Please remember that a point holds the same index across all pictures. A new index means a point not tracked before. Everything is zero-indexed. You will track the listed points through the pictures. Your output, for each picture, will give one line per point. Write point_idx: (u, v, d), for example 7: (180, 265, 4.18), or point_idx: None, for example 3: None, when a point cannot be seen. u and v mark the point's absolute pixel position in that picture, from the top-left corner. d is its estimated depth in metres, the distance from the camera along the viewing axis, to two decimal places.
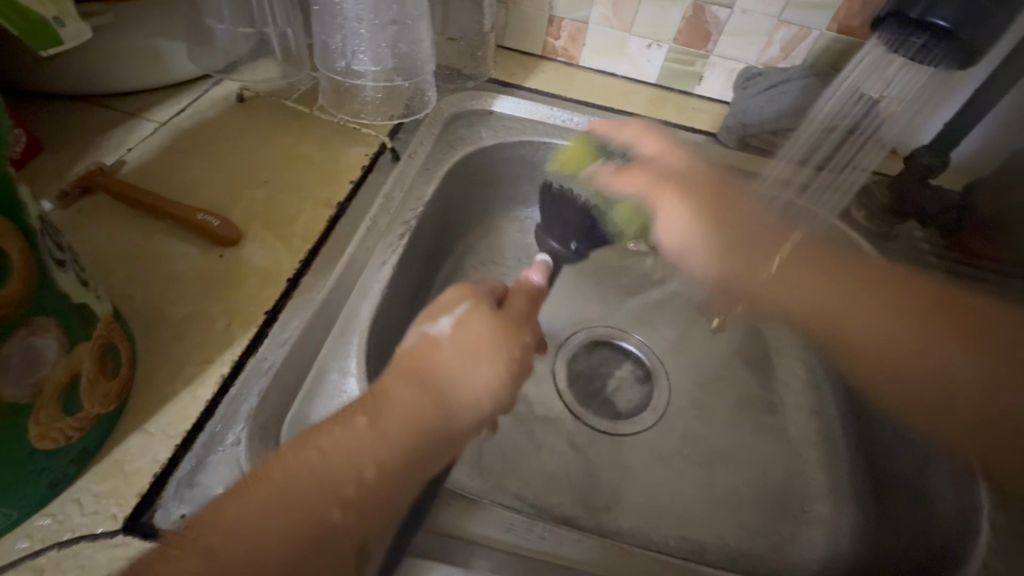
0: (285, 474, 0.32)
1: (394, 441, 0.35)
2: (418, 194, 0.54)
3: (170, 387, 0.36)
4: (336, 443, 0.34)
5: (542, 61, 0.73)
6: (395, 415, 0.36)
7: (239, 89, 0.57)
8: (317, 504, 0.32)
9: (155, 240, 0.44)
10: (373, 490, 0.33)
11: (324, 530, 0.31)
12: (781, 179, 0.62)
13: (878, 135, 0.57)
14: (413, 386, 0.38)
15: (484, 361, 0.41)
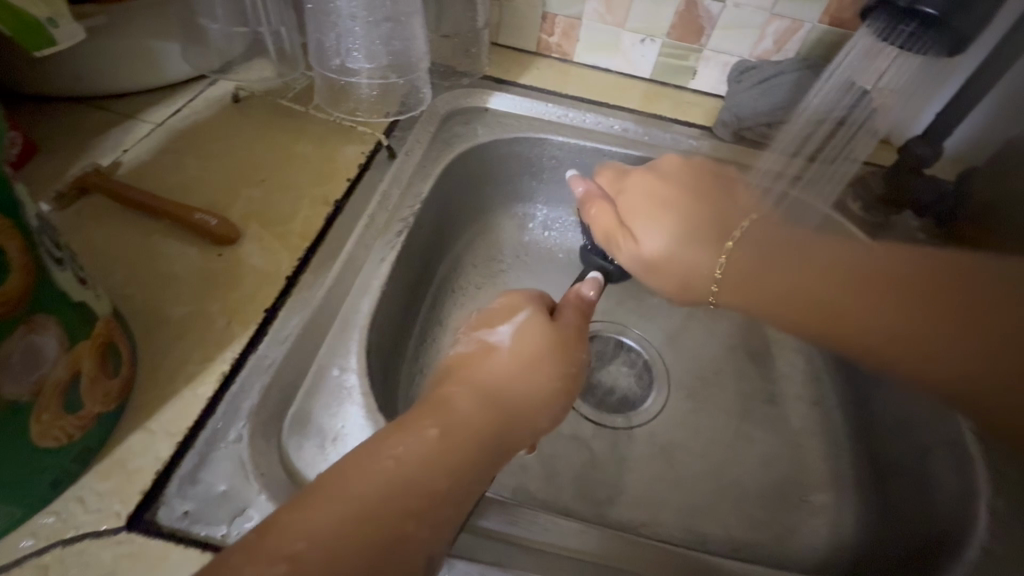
0: (363, 480, 0.28)
1: (465, 442, 0.32)
2: (415, 191, 0.54)
3: (171, 385, 0.37)
4: (406, 446, 0.31)
5: (536, 57, 0.73)
6: (460, 422, 0.34)
7: (234, 89, 0.57)
8: (392, 517, 0.27)
9: (153, 241, 0.44)
10: (451, 495, 0.30)
11: (402, 536, 0.27)
12: (773, 171, 0.62)
13: (867, 128, 0.58)
14: (477, 393, 0.36)
15: (543, 370, 0.39)
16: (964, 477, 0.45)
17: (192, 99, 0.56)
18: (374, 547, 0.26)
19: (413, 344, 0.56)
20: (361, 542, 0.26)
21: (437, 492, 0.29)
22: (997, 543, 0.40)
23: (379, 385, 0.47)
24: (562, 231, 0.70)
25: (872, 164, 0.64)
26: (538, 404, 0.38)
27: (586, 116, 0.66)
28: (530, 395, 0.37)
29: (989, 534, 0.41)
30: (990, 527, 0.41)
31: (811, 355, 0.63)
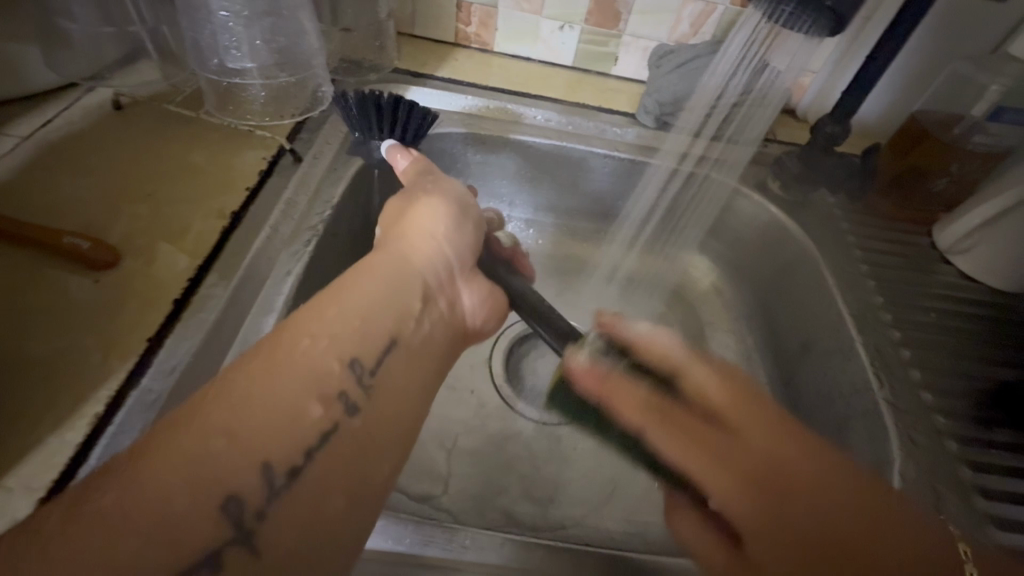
0: (275, 375, 0.27)
1: (378, 292, 0.33)
2: (325, 196, 0.51)
3: (34, 433, 0.33)
4: (318, 321, 0.30)
5: (455, 48, 0.71)
6: (348, 292, 0.33)
7: (114, 95, 0.52)
8: (320, 352, 0.29)
9: (15, 271, 0.40)
10: (374, 328, 0.32)
11: (325, 372, 0.29)
12: (679, 151, 0.62)
13: (767, 102, 0.60)
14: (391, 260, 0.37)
15: (432, 225, 0.40)
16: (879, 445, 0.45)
17: (64, 108, 0.51)
18: (315, 379, 0.28)
19: None
20: (304, 378, 0.28)
21: (359, 334, 0.31)
22: None
23: None
24: None
25: (789, 143, 0.65)
26: (454, 262, 0.41)
27: (507, 108, 0.64)
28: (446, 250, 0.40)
29: None
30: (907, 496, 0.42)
31: (744, 335, 0.64)
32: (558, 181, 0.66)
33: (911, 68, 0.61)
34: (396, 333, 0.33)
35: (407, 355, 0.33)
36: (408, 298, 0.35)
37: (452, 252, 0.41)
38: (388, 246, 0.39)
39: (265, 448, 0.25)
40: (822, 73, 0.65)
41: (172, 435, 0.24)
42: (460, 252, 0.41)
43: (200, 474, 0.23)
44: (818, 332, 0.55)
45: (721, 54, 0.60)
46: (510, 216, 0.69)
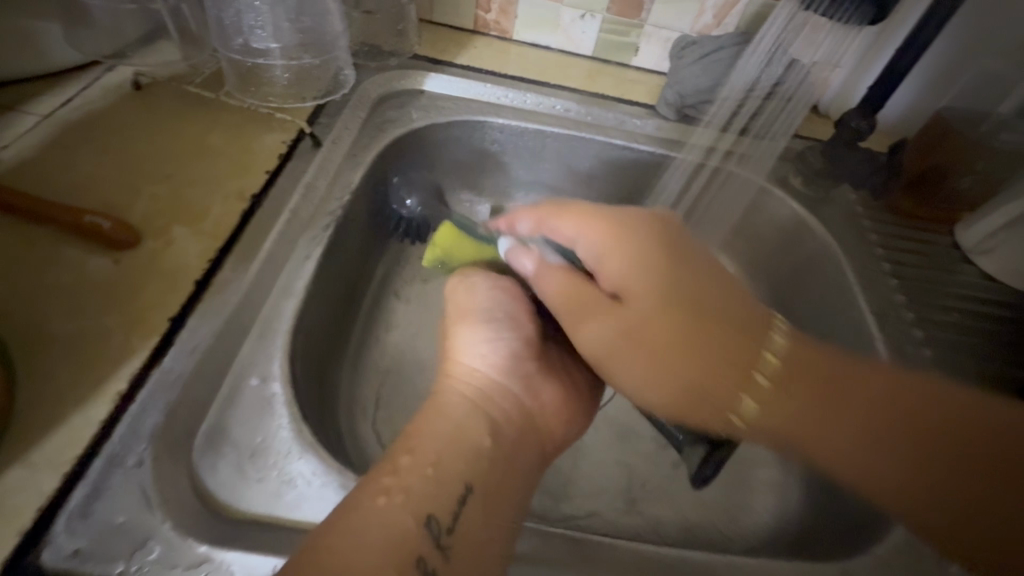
0: (353, 539, 0.28)
1: (453, 433, 0.35)
2: (344, 182, 0.50)
3: (58, 409, 0.33)
4: (392, 472, 0.32)
5: (473, 35, 0.70)
6: (428, 436, 0.34)
7: (134, 75, 0.52)
8: (394, 503, 0.31)
9: (37, 248, 0.40)
10: (447, 476, 0.33)
11: (403, 533, 0.30)
12: (704, 146, 0.61)
13: (798, 97, 0.60)
14: (455, 386, 0.39)
15: (490, 340, 0.42)
16: None
17: (85, 87, 0.50)
18: (421, 517, 0.31)
19: (352, 346, 0.53)
20: (407, 514, 0.30)
21: (429, 486, 0.32)
22: None
23: (312, 391, 0.44)
24: None
25: (811, 138, 0.64)
26: (513, 373, 0.41)
27: (526, 97, 0.63)
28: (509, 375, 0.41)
29: None
30: None
31: None
32: (575, 171, 0.65)
33: (940, 65, 0.60)
34: (471, 483, 0.33)
35: (494, 501, 0.34)
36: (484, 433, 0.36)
37: (509, 366, 0.42)
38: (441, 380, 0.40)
39: None
40: (847, 66, 0.64)
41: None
42: (523, 373, 0.42)
43: None
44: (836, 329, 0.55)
45: (751, 52, 0.59)
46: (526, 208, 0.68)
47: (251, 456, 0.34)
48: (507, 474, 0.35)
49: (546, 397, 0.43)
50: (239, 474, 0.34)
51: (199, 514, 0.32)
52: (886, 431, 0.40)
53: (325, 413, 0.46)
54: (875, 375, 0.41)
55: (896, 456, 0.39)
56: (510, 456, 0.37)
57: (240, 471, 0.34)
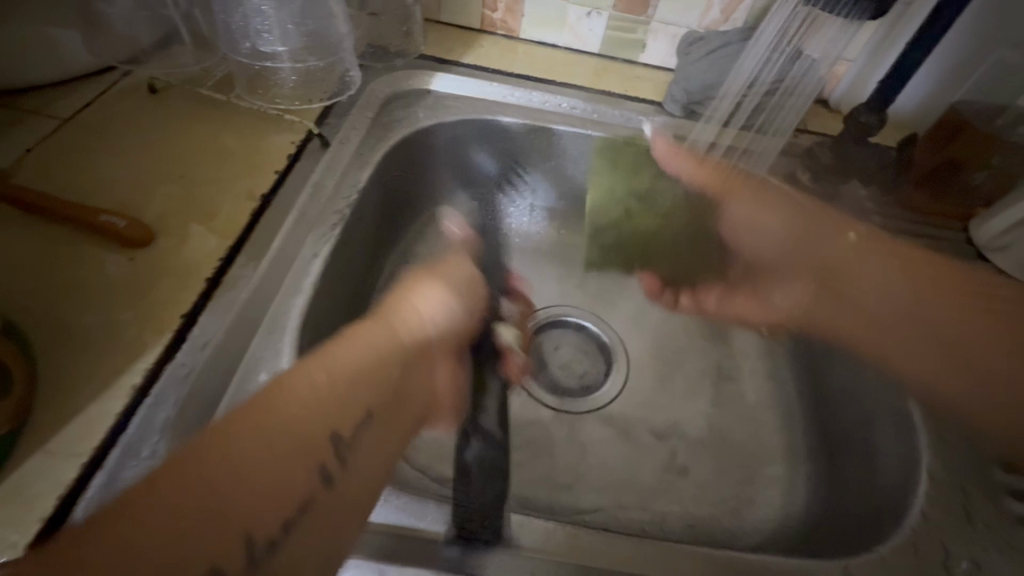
0: (254, 432, 0.29)
1: (364, 363, 0.36)
2: (351, 181, 0.51)
3: (76, 402, 0.34)
4: (308, 377, 0.33)
5: (480, 34, 0.70)
6: (341, 360, 0.35)
7: (149, 79, 0.53)
8: (305, 410, 0.32)
9: (57, 247, 0.41)
10: (342, 408, 0.33)
11: (309, 438, 0.31)
12: (706, 141, 0.62)
13: (800, 93, 0.59)
14: (376, 325, 0.39)
15: (435, 288, 0.45)
16: (907, 443, 0.45)
17: (102, 91, 0.52)
18: (300, 437, 0.31)
19: None
20: (285, 434, 0.30)
21: (335, 406, 0.33)
22: (938, 511, 0.40)
23: None
24: (519, 214, 0.68)
25: (820, 133, 0.64)
26: (449, 322, 0.45)
27: (532, 95, 0.63)
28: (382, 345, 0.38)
29: (929, 501, 0.41)
30: (930, 494, 0.41)
31: None
32: (582, 168, 0.65)
33: (954, 57, 0.59)
34: (336, 426, 0.32)
35: (352, 431, 0.33)
36: (359, 379, 0.35)
37: (445, 315, 0.44)
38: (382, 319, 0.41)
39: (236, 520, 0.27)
40: (858, 60, 0.63)
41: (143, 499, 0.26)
42: (458, 324, 0.46)
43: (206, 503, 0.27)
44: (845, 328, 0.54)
45: (751, 51, 0.58)
46: (532, 205, 0.68)
47: None
48: (389, 397, 0.36)
49: (436, 376, 0.42)
50: None
51: None
52: (929, 320, 0.50)
53: None
54: (937, 269, 0.52)
55: (916, 351, 0.49)
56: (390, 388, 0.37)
57: None
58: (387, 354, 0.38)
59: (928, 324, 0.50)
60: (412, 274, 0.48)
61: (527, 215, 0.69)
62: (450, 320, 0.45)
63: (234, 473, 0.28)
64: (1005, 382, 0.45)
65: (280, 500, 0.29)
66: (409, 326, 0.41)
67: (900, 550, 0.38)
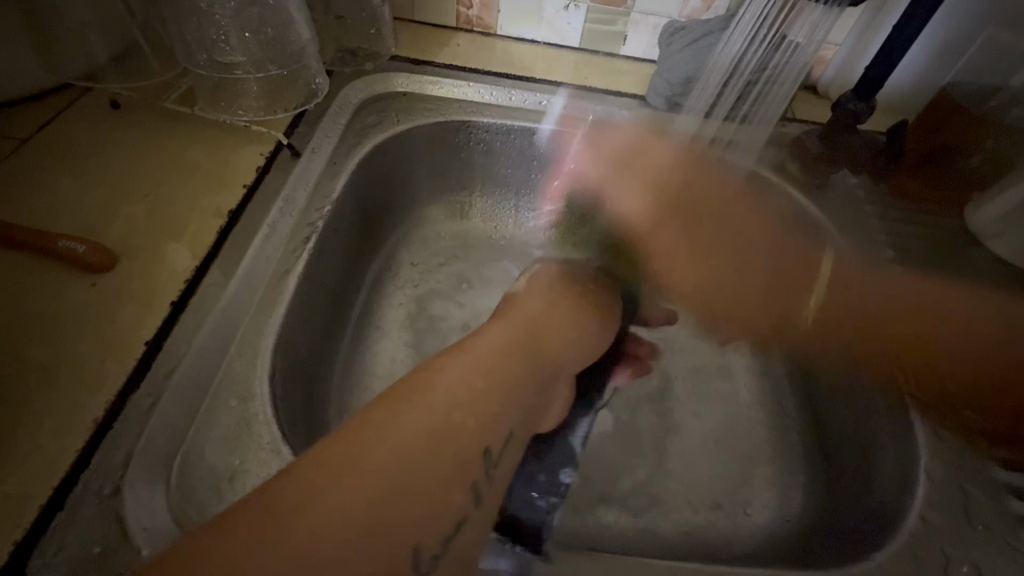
0: (411, 415, 0.27)
1: (501, 356, 0.33)
2: (324, 192, 0.50)
3: (34, 439, 0.33)
4: (461, 366, 0.31)
5: (456, 32, 0.68)
6: (493, 349, 0.33)
7: (111, 94, 0.52)
8: (462, 399, 0.29)
9: (15, 274, 0.40)
10: (493, 410, 0.30)
11: (462, 446, 0.28)
12: (688, 134, 0.59)
13: (781, 81, 0.57)
14: (514, 326, 0.36)
15: (576, 301, 0.42)
16: (903, 444, 0.43)
17: (62, 109, 0.50)
18: (440, 442, 0.27)
19: (342, 354, 0.53)
20: (418, 440, 0.27)
21: (493, 412, 0.30)
22: (936, 512, 0.39)
23: (298, 406, 0.44)
24: (504, 216, 0.67)
25: (809, 121, 0.62)
26: (585, 323, 0.41)
27: (511, 94, 0.61)
28: (524, 339, 0.36)
29: (927, 502, 0.40)
30: (928, 495, 0.40)
31: None
32: (566, 168, 0.63)
33: (945, 39, 0.57)
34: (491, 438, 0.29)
35: (495, 445, 0.30)
36: (499, 381, 0.31)
37: (582, 321, 0.41)
38: (520, 311, 0.39)
39: (383, 519, 0.24)
40: (845, 45, 0.61)
41: (240, 528, 0.23)
42: (589, 319, 0.41)
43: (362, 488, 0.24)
44: (837, 319, 0.54)
45: (720, 41, 0.57)
46: (518, 206, 0.66)
47: (229, 479, 0.34)
48: (529, 408, 0.33)
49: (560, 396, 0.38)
50: (218, 496, 0.34)
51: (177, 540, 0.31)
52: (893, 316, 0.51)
53: (312, 426, 0.46)
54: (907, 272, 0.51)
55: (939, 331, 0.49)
56: (528, 390, 0.33)
57: (219, 493, 0.34)
58: (529, 355, 0.35)
59: (880, 323, 0.51)
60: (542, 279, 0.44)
61: (513, 217, 0.67)
62: (584, 332, 0.40)
63: (379, 467, 0.25)
64: (915, 345, 0.49)
65: (430, 511, 0.26)
66: (548, 326, 0.38)
67: (896, 557, 0.37)
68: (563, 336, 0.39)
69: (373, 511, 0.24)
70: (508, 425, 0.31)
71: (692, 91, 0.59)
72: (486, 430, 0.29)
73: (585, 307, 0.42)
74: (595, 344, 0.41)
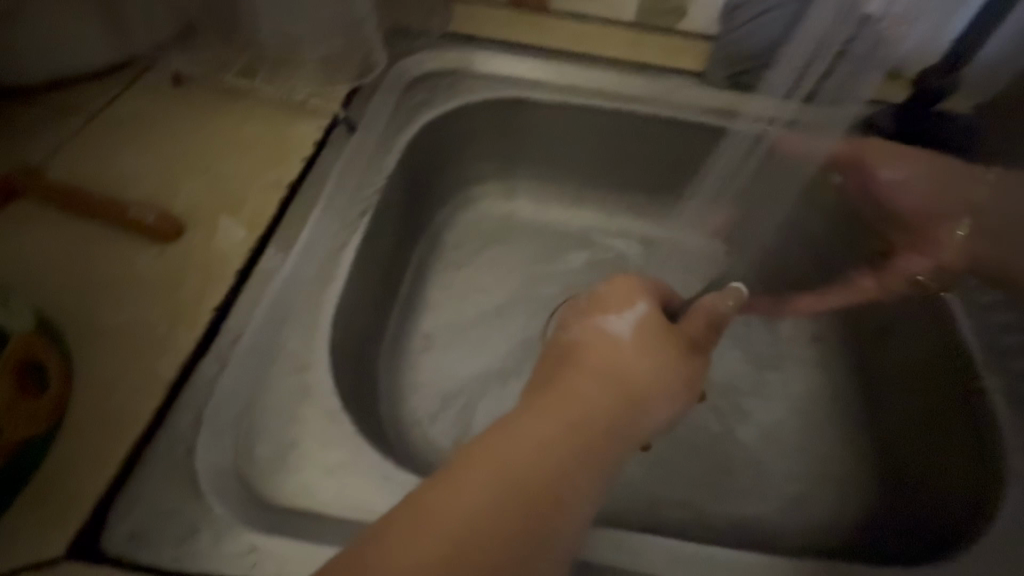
0: (491, 469, 0.28)
1: (586, 413, 0.32)
2: (378, 169, 0.50)
3: (111, 400, 0.34)
4: (545, 423, 0.31)
5: (507, 7, 0.66)
6: (577, 401, 0.32)
7: (174, 69, 0.53)
8: (540, 458, 0.29)
9: (91, 242, 0.41)
10: (573, 474, 0.30)
11: (536, 511, 0.28)
12: (764, 116, 0.56)
13: (878, 57, 0.53)
14: (601, 381, 0.34)
15: (669, 347, 0.38)
16: (986, 443, 0.41)
17: (129, 83, 0.52)
18: (518, 501, 0.27)
19: (393, 332, 0.53)
20: (498, 497, 0.27)
21: (571, 474, 0.29)
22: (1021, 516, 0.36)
23: (352, 380, 0.44)
24: (552, 198, 0.66)
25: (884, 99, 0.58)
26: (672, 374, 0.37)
27: (565, 71, 0.59)
28: (613, 400, 0.33)
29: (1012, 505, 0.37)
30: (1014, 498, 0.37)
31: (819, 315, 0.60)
32: (619, 150, 0.61)
33: None
34: (567, 504, 0.29)
35: (568, 532, 0.28)
36: (575, 458, 0.30)
37: (669, 375, 0.36)
38: (609, 346, 0.37)
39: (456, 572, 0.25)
40: None
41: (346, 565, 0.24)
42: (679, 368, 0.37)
43: (443, 544, 0.25)
44: (909, 308, 0.51)
45: (805, 18, 0.53)
46: (566, 191, 0.65)
47: (292, 447, 0.35)
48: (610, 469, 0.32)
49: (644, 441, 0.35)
50: (283, 463, 0.34)
51: (246, 503, 0.32)
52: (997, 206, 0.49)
53: (366, 401, 0.46)
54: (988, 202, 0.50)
55: None
56: (604, 467, 0.31)
57: (284, 461, 0.34)
58: (608, 417, 0.33)
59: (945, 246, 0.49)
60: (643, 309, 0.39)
61: (562, 200, 0.66)
62: (670, 385, 0.36)
63: (456, 519, 0.26)
64: None
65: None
66: (637, 379, 0.35)
67: (981, 558, 0.35)
68: (651, 399, 0.35)
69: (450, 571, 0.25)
70: (581, 512, 0.29)
71: (773, 69, 0.55)
72: (558, 515, 0.28)
73: (681, 367, 0.37)
74: (678, 400, 0.37)
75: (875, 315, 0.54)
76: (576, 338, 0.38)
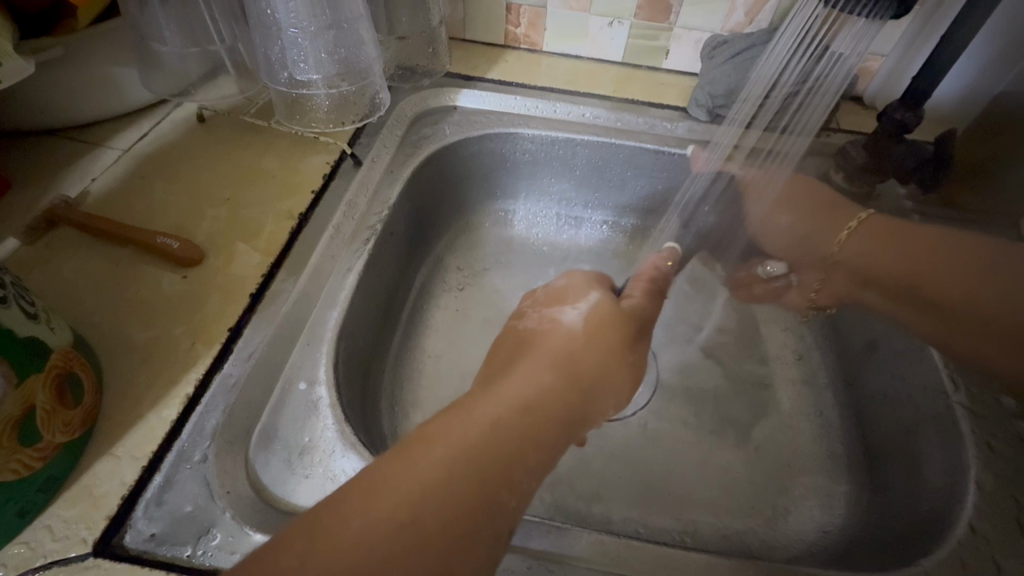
0: (449, 444, 0.30)
1: (536, 394, 0.35)
2: (382, 198, 0.54)
3: (136, 410, 0.38)
4: (495, 400, 0.34)
5: (504, 49, 0.72)
6: (531, 386, 0.35)
7: (198, 110, 0.58)
8: (489, 429, 0.32)
9: (120, 265, 0.45)
10: (522, 445, 0.32)
11: (485, 477, 0.29)
12: (728, 144, 0.61)
13: (824, 92, 0.57)
14: (550, 364, 0.37)
15: (620, 341, 0.42)
16: (953, 452, 0.43)
17: (158, 122, 0.57)
18: (470, 466, 0.30)
19: (394, 351, 0.56)
20: (450, 463, 0.29)
21: (519, 443, 0.32)
22: (986, 524, 0.38)
23: (356, 395, 0.47)
24: (546, 224, 0.69)
25: (855, 131, 0.62)
26: (617, 356, 0.41)
27: (556, 107, 0.64)
28: (560, 378, 0.36)
29: (977, 513, 0.39)
30: (979, 507, 0.39)
31: (802, 334, 0.62)
32: (606, 177, 0.65)
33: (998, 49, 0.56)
34: (513, 472, 0.31)
35: (517, 495, 0.30)
36: (522, 429, 0.33)
37: (617, 360, 0.41)
38: (558, 331, 0.41)
39: (405, 532, 0.26)
40: (893, 56, 0.61)
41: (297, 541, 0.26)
42: (623, 349, 0.42)
43: (398, 507, 0.27)
44: (886, 330, 0.53)
45: (763, 56, 0.58)
46: (559, 214, 0.69)
47: (300, 453, 0.38)
48: (560, 444, 0.34)
49: (592, 422, 0.39)
50: (289, 470, 0.37)
51: (256, 506, 0.35)
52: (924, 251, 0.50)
53: (368, 415, 0.49)
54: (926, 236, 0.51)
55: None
56: (551, 438, 0.34)
57: (290, 469, 0.37)
58: (557, 396, 0.36)
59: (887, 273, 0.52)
60: (597, 300, 0.44)
61: (555, 225, 0.69)
62: (614, 369, 0.40)
63: (411, 488, 0.28)
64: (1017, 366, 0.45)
65: (460, 540, 0.27)
66: (587, 367, 0.38)
67: (942, 565, 0.37)
68: (597, 388, 0.39)
69: (403, 533, 0.26)
70: (528, 479, 0.32)
71: (736, 102, 0.60)
72: (509, 485, 0.30)
73: (627, 354, 0.42)
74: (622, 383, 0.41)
75: (855, 333, 0.57)
76: (531, 327, 0.42)
